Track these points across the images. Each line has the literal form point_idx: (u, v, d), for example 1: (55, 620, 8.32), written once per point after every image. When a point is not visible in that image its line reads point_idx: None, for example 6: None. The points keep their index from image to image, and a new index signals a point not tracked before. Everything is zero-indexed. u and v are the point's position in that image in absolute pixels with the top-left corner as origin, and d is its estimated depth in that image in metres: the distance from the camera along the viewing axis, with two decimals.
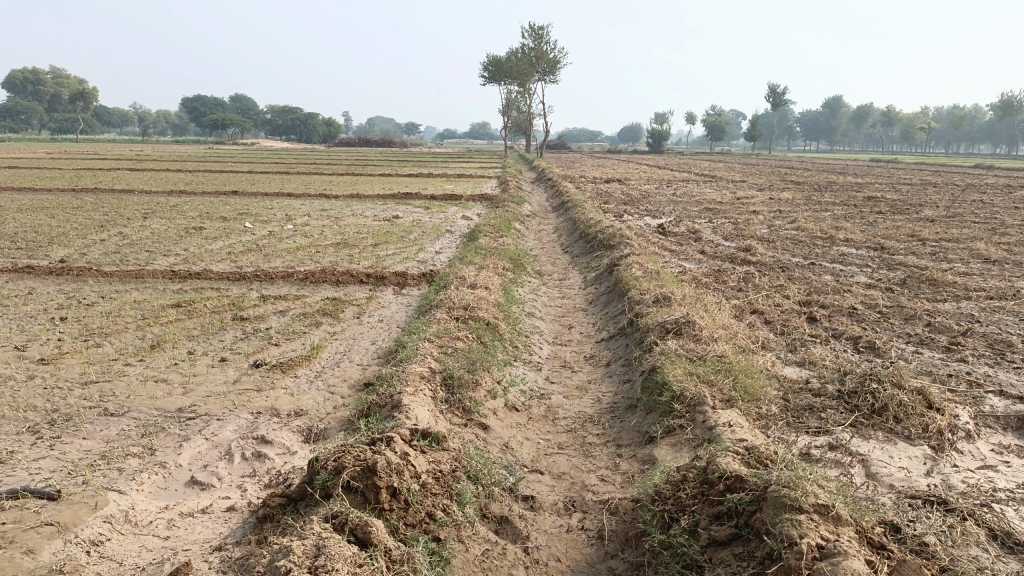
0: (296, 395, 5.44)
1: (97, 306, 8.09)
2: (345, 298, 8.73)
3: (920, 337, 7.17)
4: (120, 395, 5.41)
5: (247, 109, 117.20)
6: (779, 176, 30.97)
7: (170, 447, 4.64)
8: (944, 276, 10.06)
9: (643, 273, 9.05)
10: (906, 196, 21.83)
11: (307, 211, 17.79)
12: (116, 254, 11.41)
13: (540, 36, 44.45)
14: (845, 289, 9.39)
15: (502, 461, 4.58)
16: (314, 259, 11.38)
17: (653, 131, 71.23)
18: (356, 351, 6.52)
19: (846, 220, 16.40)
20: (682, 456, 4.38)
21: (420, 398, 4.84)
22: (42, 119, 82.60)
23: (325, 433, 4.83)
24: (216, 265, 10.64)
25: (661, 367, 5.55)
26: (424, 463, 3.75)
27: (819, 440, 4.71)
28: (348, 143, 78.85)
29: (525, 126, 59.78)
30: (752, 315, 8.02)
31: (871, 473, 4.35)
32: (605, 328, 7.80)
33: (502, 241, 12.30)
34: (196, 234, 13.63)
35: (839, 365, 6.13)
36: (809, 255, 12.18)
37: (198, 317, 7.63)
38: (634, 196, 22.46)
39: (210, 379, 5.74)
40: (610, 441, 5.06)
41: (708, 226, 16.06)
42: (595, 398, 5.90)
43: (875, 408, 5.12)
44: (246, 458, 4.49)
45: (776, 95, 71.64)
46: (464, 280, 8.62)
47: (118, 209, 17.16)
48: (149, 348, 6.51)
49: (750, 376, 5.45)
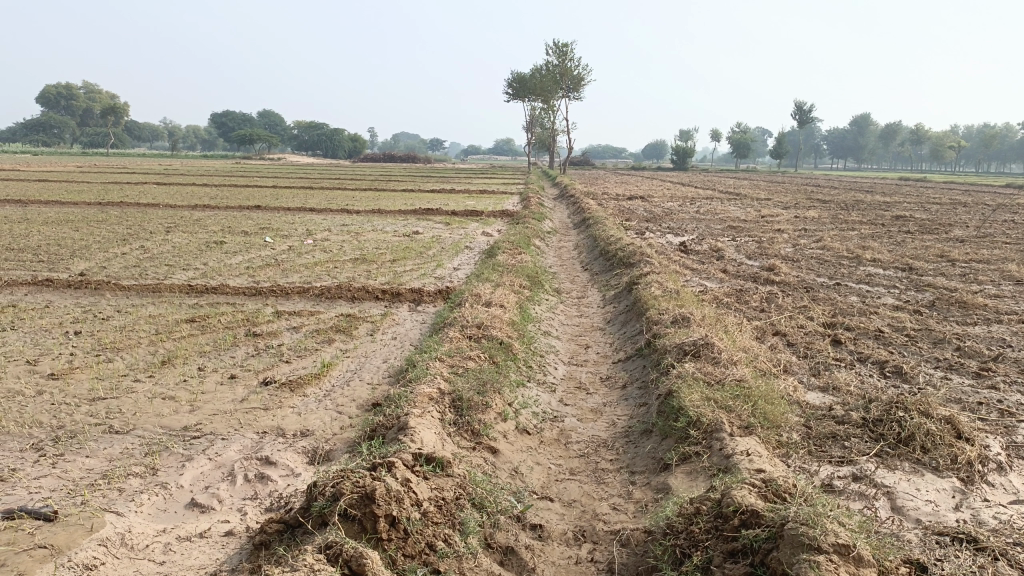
0: (303, 415, 5.34)
1: (112, 320, 8.08)
2: (359, 314, 8.66)
3: (949, 362, 6.92)
4: (127, 412, 5.34)
5: (274, 124, 118.61)
6: (805, 194, 30.61)
7: (173, 467, 4.55)
8: (974, 298, 9.77)
9: (662, 292, 8.89)
10: (934, 215, 21.44)
11: (327, 225, 17.82)
12: (136, 268, 11.45)
13: (564, 54, 44.55)
14: (871, 311, 9.15)
15: (511, 487, 4.44)
16: (331, 274, 11.35)
17: (677, 148, 70.91)
18: (367, 370, 6.41)
19: (873, 240, 16.10)
20: (697, 486, 4.21)
21: (427, 420, 4.72)
22: (74, 134, 84.24)
23: (330, 454, 4.71)
24: (233, 280, 10.63)
25: (677, 391, 5.38)
26: (427, 490, 3.62)
27: (841, 471, 4.52)
28: (372, 158, 79.51)
29: (549, 143, 59.85)
30: (774, 337, 7.82)
31: (896, 507, 4.14)
32: (622, 348, 7.65)
33: (521, 258, 12.19)
34: (216, 248, 13.67)
35: (864, 390, 5.92)
36: (834, 275, 11.93)
37: (211, 333, 7.58)
38: (656, 213, 22.29)
39: (218, 397, 5.66)
40: (623, 467, 4.89)
41: (731, 244, 15.84)
42: (609, 421, 5.74)
43: (901, 437, 4.91)
44: (248, 479, 4.39)
45: (802, 113, 71.05)
46: (479, 298, 8.51)
47: (142, 222, 17.31)
48: (159, 364, 6.46)
49: (770, 402, 5.26)
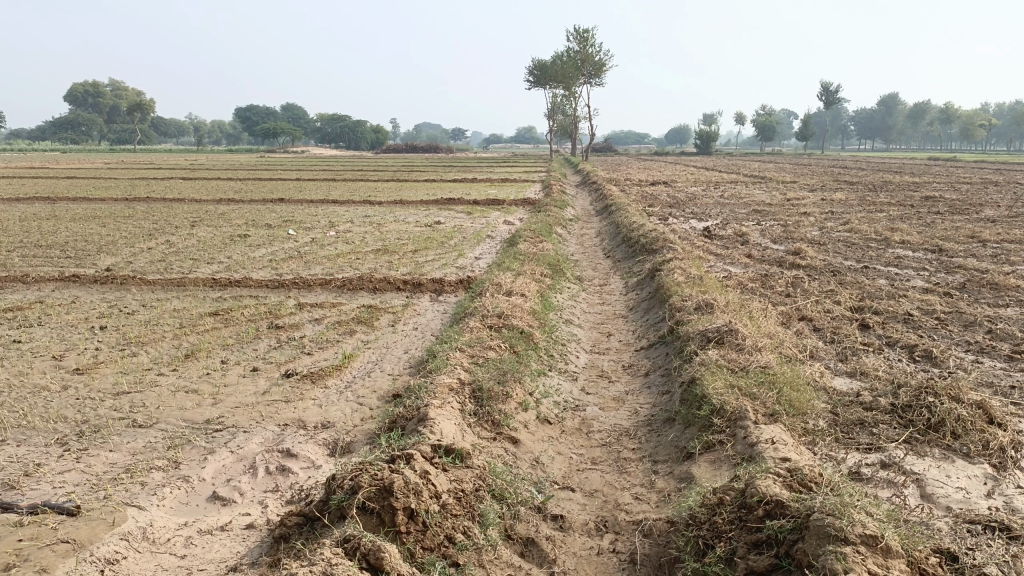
0: (324, 407, 5.35)
1: (137, 315, 8.16)
2: (381, 306, 8.66)
3: (981, 345, 6.76)
4: (150, 406, 5.38)
5: (297, 117, 119.29)
6: (831, 177, 30.13)
7: (194, 461, 4.57)
8: (1007, 280, 9.54)
9: (685, 278, 8.78)
10: (965, 195, 21.01)
11: (350, 217, 17.87)
12: (161, 262, 11.56)
13: (585, 40, 44.17)
14: (900, 294, 8.97)
15: (531, 477, 4.40)
16: (353, 265, 11.36)
17: (700, 132, 70.12)
18: (388, 361, 6.41)
19: (901, 222, 15.80)
20: (721, 475, 4.13)
21: (447, 411, 4.69)
22: (102, 131, 85.30)
23: (351, 446, 4.71)
24: (256, 273, 10.69)
25: (700, 378, 5.30)
26: (446, 482, 3.59)
27: (869, 458, 4.42)
28: (394, 148, 79.65)
29: (570, 130, 59.50)
30: (799, 322, 7.69)
31: (926, 494, 4.04)
32: (644, 336, 7.57)
33: (543, 246, 12.12)
34: (240, 241, 13.76)
35: (893, 376, 5.79)
36: (862, 258, 11.71)
37: (234, 326, 7.61)
38: (680, 199, 22.06)
39: (239, 390, 5.69)
40: (646, 456, 4.83)
41: (756, 228, 15.64)
42: (631, 410, 5.68)
43: (931, 423, 4.79)
44: (269, 472, 4.39)
45: (828, 94, 69.82)
46: (500, 287, 8.47)
47: (167, 217, 17.47)
48: (183, 357, 6.50)
49: (795, 389, 5.16)
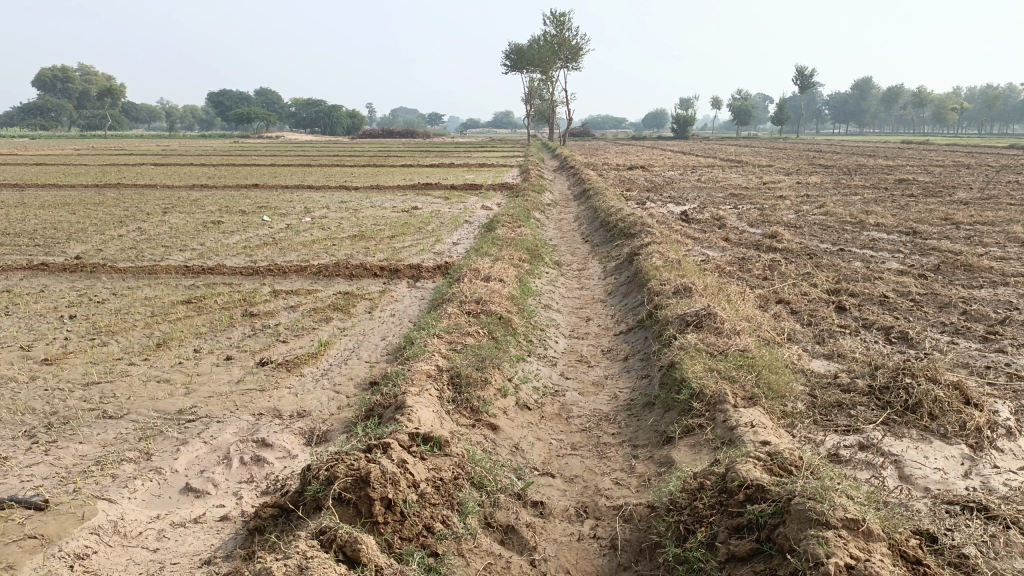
0: (299, 395, 5.26)
1: (107, 304, 7.99)
2: (357, 292, 8.56)
3: (956, 326, 6.81)
4: (121, 397, 5.26)
5: (272, 102, 117.84)
6: (807, 160, 30.31)
7: (167, 452, 4.48)
8: (980, 261, 9.62)
9: (664, 262, 8.76)
10: (938, 178, 21.21)
11: (326, 203, 17.67)
12: (133, 250, 11.34)
13: (561, 23, 43.95)
14: (876, 276, 9.02)
15: (511, 464, 4.36)
16: (329, 251, 11.23)
17: (678, 117, 70.19)
18: (365, 348, 6.33)
19: (876, 204, 15.92)
20: (701, 460, 4.12)
21: (425, 399, 4.63)
22: (71, 116, 83.69)
23: (327, 435, 4.64)
24: (230, 259, 10.51)
25: (680, 362, 5.28)
26: (424, 471, 3.54)
27: (847, 440, 4.43)
28: (370, 134, 78.94)
29: (547, 114, 59.32)
30: (777, 305, 7.71)
31: (904, 476, 4.06)
32: (623, 320, 7.54)
33: (521, 231, 12.05)
34: (214, 228, 13.53)
35: (870, 357, 5.81)
36: (838, 241, 11.78)
37: (207, 314, 7.48)
38: (657, 182, 22.07)
39: (213, 379, 5.58)
40: (626, 441, 4.81)
41: (733, 212, 15.68)
42: (611, 395, 5.66)
43: (908, 405, 4.81)
44: (244, 462, 4.31)
45: (804, 78, 70.14)
46: (478, 272, 8.40)
47: (138, 204, 17.17)
48: (155, 346, 6.37)
49: (774, 371, 5.16)
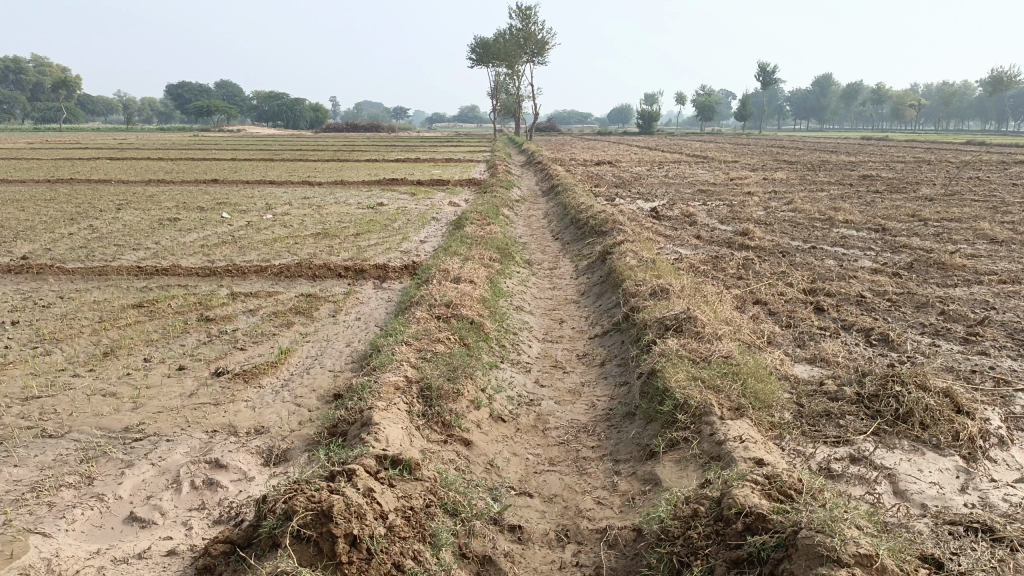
0: (257, 409, 4.91)
1: (53, 308, 7.52)
2: (321, 294, 8.19)
3: (935, 327, 6.67)
4: (62, 413, 4.86)
5: (233, 96, 115.68)
6: (771, 156, 30.46)
7: (110, 476, 4.11)
8: (952, 259, 9.56)
9: (638, 261, 8.52)
10: (901, 173, 21.38)
11: (288, 199, 17.19)
12: (83, 249, 10.81)
13: (528, 17, 43.61)
14: (850, 275, 8.88)
15: (486, 484, 4.08)
16: (290, 250, 10.82)
17: (642, 112, 70.20)
18: (329, 355, 5.99)
19: (843, 201, 15.91)
20: (689, 478, 3.88)
21: (393, 414, 4.32)
22: (24, 109, 81.05)
23: (287, 454, 4.31)
24: (186, 259, 10.05)
25: (661, 370, 5.03)
26: (392, 500, 3.25)
27: (838, 452, 4.23)
28: (334, 127, 77.73)
29: (514, 109, 59.05)
30: (755, 306, 7.51)
31: (899, 491, 3.85)
32: (598, 322, 7.29)
33: (490, 228, 11.75)
34: (170, 226, 13.01)
35: (855, 362, 5.62)
36: (809, 238, 11.68)
37: (159, 319, 7.05)
38: (625, 178, 21.89)
39: (164, 392, 5.19)
40: (606, 455, 4.56)
41: (702, 208, 15.54)
42: (589, 403, 5.40)
43: (899, 414, 4.61)
44: (195, 487, 3.96)
45: (766, 74, 70.53)
46: (448, 273, 8.07)
47: (92, 200, 16.51)
48: (101, 356, 5.95)
49: (760, 380, 4.93)
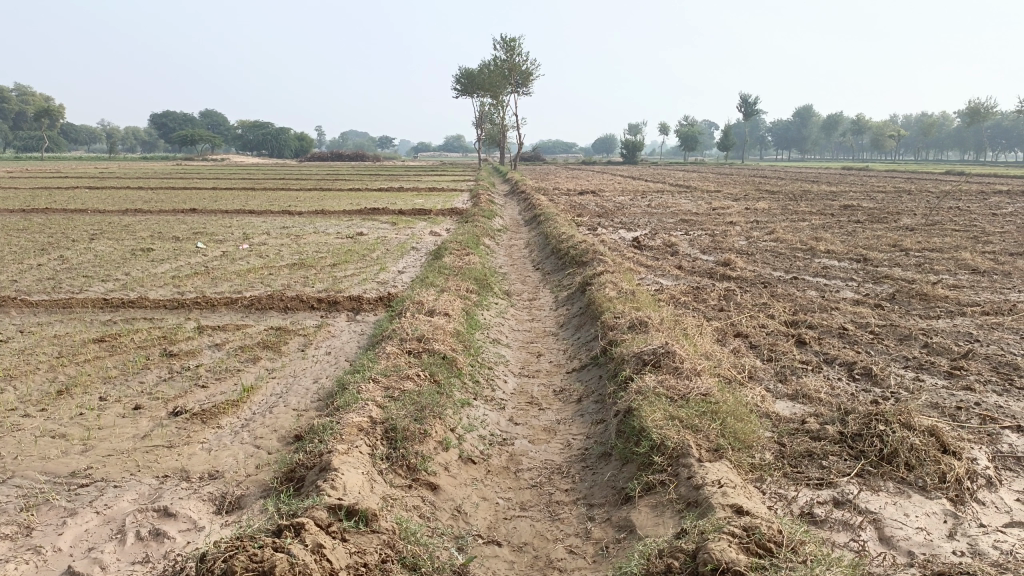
0: (213, 452, 4.68)
1: (11, 342, 7.23)
2: (291, 327, 7.96)
3: (919, 361, 6.52)
4: (6, 456, 4.58)
5: (218, 125, 115.63)
6: (753, 186, 30.61)
7: (51, 526, 3.84)
8: (934, 290, 9.47)
9: (618, 293, 8.36)
10: (882, 203, 21.48)
11: (266, 229, 16.98)
12: (51, 281, 10.53)
13: (512, 48, 43.89)
14: (832, 307, 8.76)
15: (452, 532, 3.86)
16: (264, 281, 10.59)
17: (626, 142, 70.72)
18: (294, 393, 5.76)
19: (825, 231, 15.90)
20: (665, 525, 3.68)
21: (354, 458, 4.10)
22: (6, 138, 80.60)
23: (242, 501, 4.08)
24: (156, 291, 9.79)
25: (638, 409, 4.83)
26: (344, 556, 3.08)
27: (821, 496, 4.04)
28: (318, 157, 77.63)
29: (499, 139, 59.28)
30: (735, 339, 7.35)
31: (885, 538, 3.67)
32: (576, 356, 7.10)
33: (469, 258, 11.60)
34: (143, 256, 12.74)
35: (837, 399, 5.45)
36: (790, 269, 11.58)
37: (121, 354, 6.79)
38: (608, 208, 21.87)
39: (116, 434, 4.93)
40: (580, 499, 4.35)
41: (684, 238, 15.48)
42: (564, 442, 5.19)
43: (883, 454, 4.44)
44: (140, 537, 3.69)
45: (748, 106, 71.41)
46: (422, 305, 7.88)
47: (65, 230, 16.20)
48: (55, 394, 5.68)
49: (740, 418, 4.74)
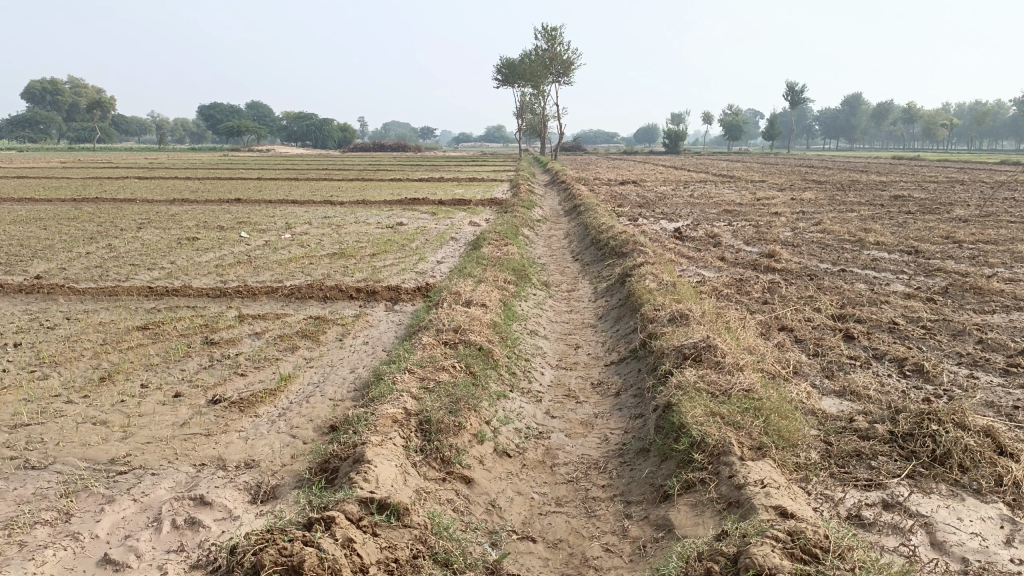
0: (249, 441, 4.69)
1: (58, 329, 7.38)
2: (329, 316, 7.98)
3: (973, 357, 6.25)
4: (49, 442, 4.65)
5: (263, 116, 117.25)
6: (800, 175, 29.96)
7: (89, 513, 3.87)
8: (990, 284, 9.10)
9: (658, 285, 8.21)
10: (934, 194, 20.81)
11: (308, 218, 17.10)
12: (98, 268, 10.74)
13: (553, 37, 43.59)
14: (882, 300, 8.49)
15: (485, 528, 3.80)
16: (305, 271, 10.66)
17: (669, 132, 69.82)
18: (331, 382, 5.76)
19: (874, 222, 15.45)
20: (705, 526, 3.57)
21: (387, 451, 4.07)
22: (60, 130, 82.82)
23: (276, 491, 4.07)
24: (199, 280, 9.92)
25: (677, 404, 4.70)
26: (374, 551, 3.05)
27: (869, 497, 3.89)
28: (360, 147, 78.13)
29: (539, 129, 59.05)
30: (780, 333, 7.16)
31: (937, 543, 3.50)
32: (615, 348, 6.98)
33: (507, 249, 11.52)
34: (187, 245, 12.94)
35: (887, 397, 5.24)
36: (838, 261, 11.26)
37: (163, 342, 6.88)
38: (649, 198, 21.59)
39: (155, 422, 4.98)
40: (617, 496, 4.25)
41: (728, 229, 15.18)
42: (601, 437, 5.09)
43: (935, 455, 4.25)
44: (176, 526, 3.70)
45: (795, 94, 69.92)
46: (459, 296, 7.83)
47: (114, 219, 16.53)
48: (98, 381, 5.76)
49: (785, 416, 4.58)
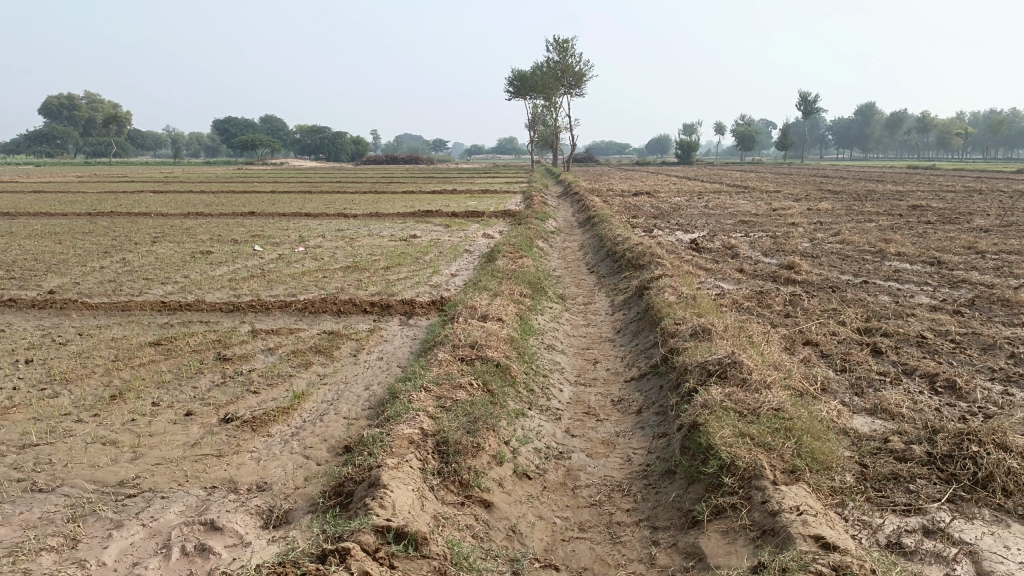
0: (262, 463, 4.55)
1: (70, 345, 7.28)
2: (343, 331, 7.85)
3: (1007, 372, 6.03)
4: (57, 464, 4.53)
5: (276, 129, 117.97)
6: (815, 185, 29.66)
7: (97, 538, 3.74)
8: (1018, 295, 8.86)
9: (678, 298, 8.03)
10: (953, 203, 20.50)
11: (321, 231, 17.04)
12: (112, 283, 10.68)
13: (565, 50, 43.56)
14: (908, 313, 8.27)
15: (507, 555, 3.64)
16: (318, 284, 10.56)
17: (682, 143, 69.62)
18: (345, 400, 5.63)
19: (894, 232, 15.20)
20: (738, 555, 3.39)
21: (404, 474, 3.92)
22: (77, 145, 83.65)
23: (290, 516, 3.93)
24: (212, 295, 9.83)
25: (704, 424, 4.53)
26: None
27: (909, 524, 3.70)
28: (373, 160, 78.38)
29: (552, 140, 58.97)
30: (804, 347, 6.96)
31: (983, 573, 3.31)
32: (635, 364, 6.81)
33: (522, 261, 11.39)
34: (201, 259, 12.89)
35: (921, 415, 5.04)
36: (859, 273, 11.04)
37: (175, 358, 6.77)
38: (664, 209, 21.41)
39: (166, 442, 4.85)
40: (643, 520, 4.07)
41: (745, 240, 14.99)
42: (624, 458, 4.92)
43: (977, 478, 4.05)
44: (186, 552, 3.56)
45: (809, 104, 69.56)
46: (475, 310, 7.68)
47: (128, 232, 16.53)
48: (109, 399, 5.65)
49: (817, 437, 4.39)
